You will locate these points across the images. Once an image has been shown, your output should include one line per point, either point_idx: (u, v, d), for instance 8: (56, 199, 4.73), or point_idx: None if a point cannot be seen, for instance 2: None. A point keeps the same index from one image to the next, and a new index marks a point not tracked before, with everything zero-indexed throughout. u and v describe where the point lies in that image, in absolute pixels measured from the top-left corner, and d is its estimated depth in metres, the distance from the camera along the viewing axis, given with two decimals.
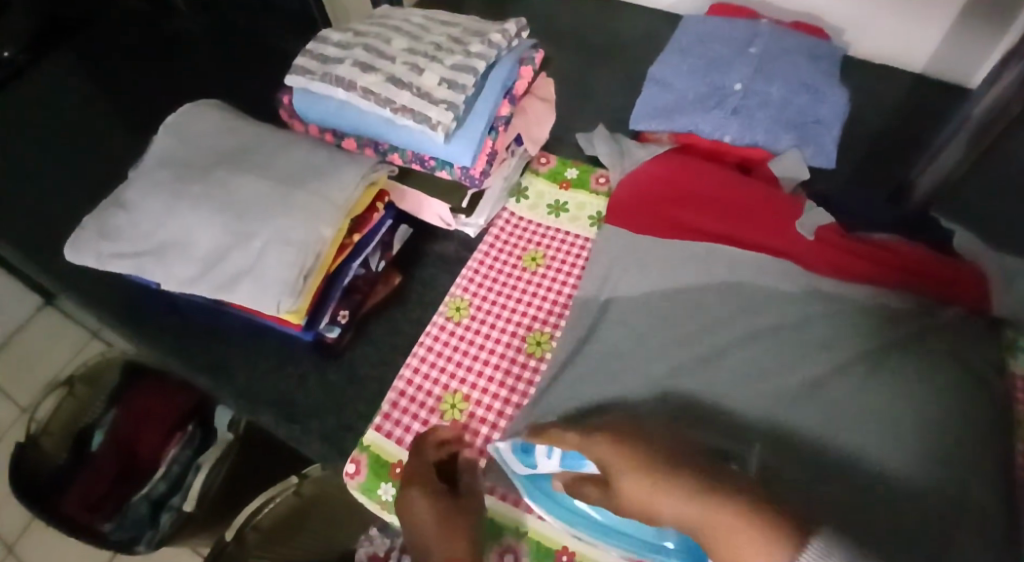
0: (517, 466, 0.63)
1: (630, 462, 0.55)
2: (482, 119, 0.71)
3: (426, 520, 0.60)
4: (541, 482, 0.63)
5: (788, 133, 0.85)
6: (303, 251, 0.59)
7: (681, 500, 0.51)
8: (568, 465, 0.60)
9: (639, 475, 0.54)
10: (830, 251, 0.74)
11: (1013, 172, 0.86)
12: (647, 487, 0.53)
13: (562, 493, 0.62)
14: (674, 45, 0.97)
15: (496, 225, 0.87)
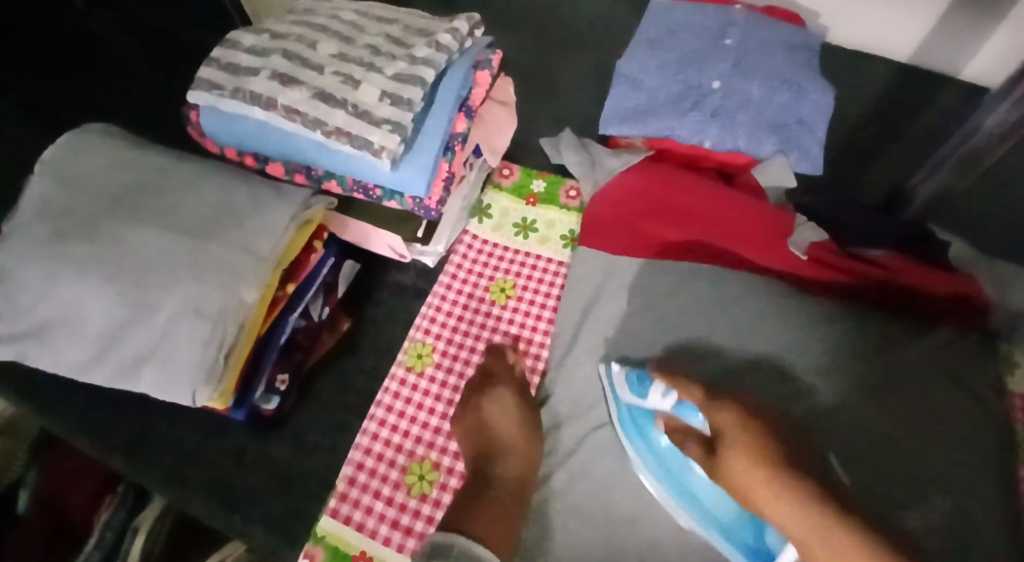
0: (625, 392, 0.59)
1: (751, 445, 0.49)
2: (434, 141, 0.60)
3: (496, 421, 0.62)
4: (640, 424, 0.58)
5: (773, 137, 0.78)
6: (222, 324, 0.50)
7: (777, 492, 0.47)
8: (679, 411, 0.56)
9: (750, 454, 0.49)
10: (830, 272, 0.66)
11: None
12: (755, 469, 0.48)
13: (658, 437, 0.57)
14: (641, 35, 0.85)
15: (457, 252, 0.77)
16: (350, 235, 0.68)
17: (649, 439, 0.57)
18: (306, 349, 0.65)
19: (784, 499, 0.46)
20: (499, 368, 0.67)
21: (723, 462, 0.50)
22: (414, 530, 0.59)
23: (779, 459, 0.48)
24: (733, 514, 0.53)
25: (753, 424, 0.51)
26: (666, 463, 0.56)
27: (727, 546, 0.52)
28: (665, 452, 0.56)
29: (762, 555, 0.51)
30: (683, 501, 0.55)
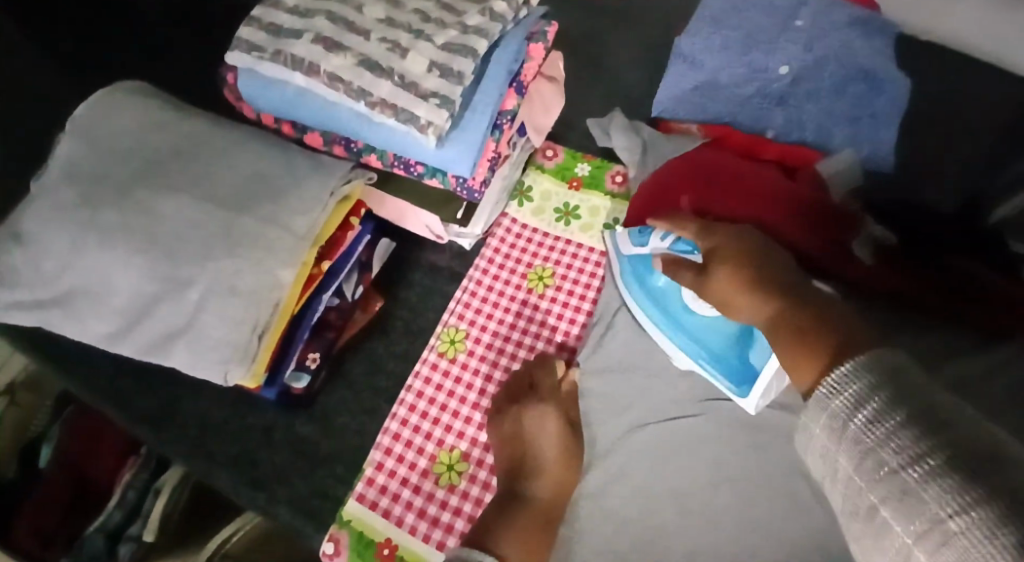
0: (627, 246, 0.61)
1: (739, 270, 0.48)
2: (483, 118, 0.56)
3: (539, 439, 0.56)
4: (641, 271, 0.60)
5: (843, 128, 0.72)
6: (256, 302, 0.47)
7: (761, 298, 0.47)
8: (675, 248, 0.55)
9: (738, 278, 0.48)
10: (897, 279, 0.61)
11: None
12: (740, 283, 0.48)
13: (657, 279, 0.59)
14: (704, 10, 0.81)
15: (496, 235, 0.73)
16: (386, 211, 0.65)
17: (647, 279, 0.59)
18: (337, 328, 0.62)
19: (761, 305, 0.47)
20: (544, 381, 0.61)
21: (712, 276, 0.49)
22: (441, 522, 0.56)
23: (767, 280, 0.47)
24: (723, 342, 0.56)
25: (745, 249, 0.49)
26: (661, 305, 0.59)
27: (714, 370, 0.57)
28: (660, 293, 0.59)
29: (746, 376, 0.55)
30: (677, 333, 0.58)
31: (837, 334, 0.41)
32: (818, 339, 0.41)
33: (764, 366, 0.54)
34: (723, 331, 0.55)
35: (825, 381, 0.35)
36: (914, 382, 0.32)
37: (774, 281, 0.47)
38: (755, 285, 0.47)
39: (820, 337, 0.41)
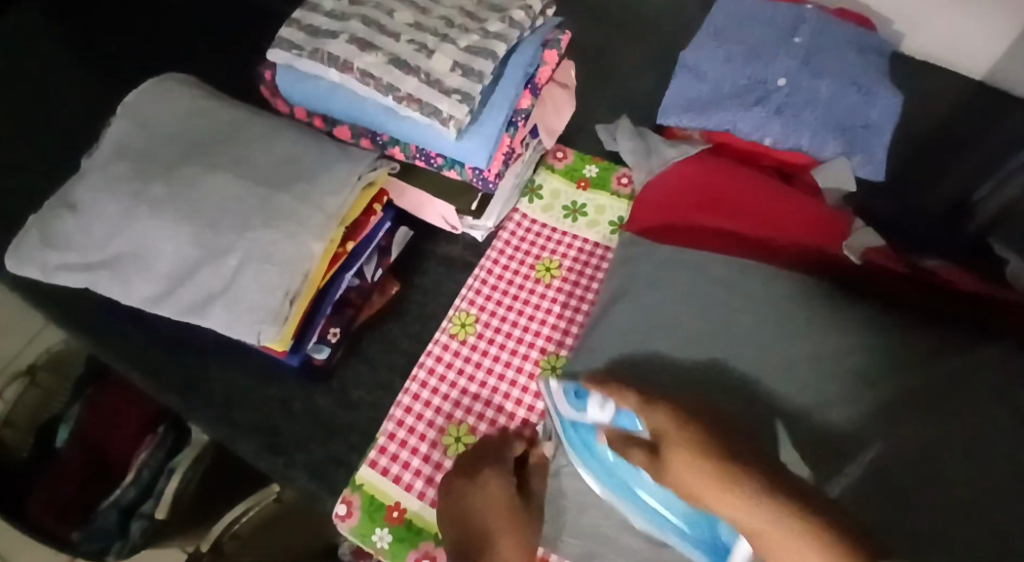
0: (564, 410, 0.56)
1: (695, 448, 0.44)
2: (499, 114, 0.61)
3: (489, 508, 0.53)
4: (582, 434, 0.55)
5: (837, 138, 0.76)
6: (289, 271, 0.51)
7: (735, 498, 0.40)
8: (618, 421, 0.52)
9: (697, 466, 0.42)
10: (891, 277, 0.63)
11: None
12: (699, 470, 0.42)
13: (603, 448, 0.53)
14: (709, 25, 0.86)
15: (506, 228, 0.78)
16: (405, 202, 0.70)
17: (590, 452, 0.53)
18: (356, 307, 0.67)
19: (746, 508, 0.39)
20: (502, 452, 0.58)
21: (668, 459, 0.45)
22: None
23: (732, 464, 0.42)
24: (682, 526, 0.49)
25: (694, 424, 0.46)
26: (613, 479, 0.52)
27: (675, 537, 0.49)
28: (613, 468, 0.52)
29: (717, 550, 0.47)
30: (634, 501, 0.51)
31: None
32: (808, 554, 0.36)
33: (735, 542, 0.47)
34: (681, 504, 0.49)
35: None
36: None
37: (740, 462, 0.42)
38: (732, 485, 0.40)
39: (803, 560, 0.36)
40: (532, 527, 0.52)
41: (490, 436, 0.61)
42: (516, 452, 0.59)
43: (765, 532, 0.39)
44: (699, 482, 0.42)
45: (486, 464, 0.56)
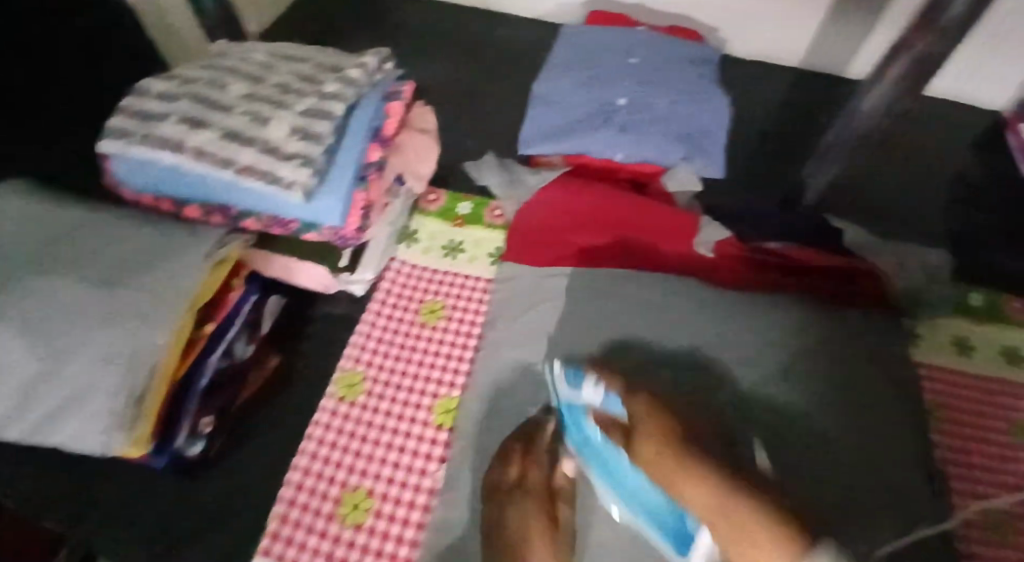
0: (563, 389, 0.60)
1: (659, 425, 0.48)
2: (347, 171, 0.62)
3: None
4: (576, 417, 0.58)
5: (680, 146, 0.82)
6: (133, 369, 0.51)
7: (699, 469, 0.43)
8: (607, 405, 0.54)
9: (663, 457, 0.46)
10: (734, 266, 0.73)
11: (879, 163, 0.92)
12: (664, 454, 0.46)
13: (588, 427, 0.56)
14: (552, 60, 0.92)
15: (386, 278, 0.78)
16: (273, 270, 0.69)
17: (582, 433, 0.58)
18: (232, 387, 0.64)
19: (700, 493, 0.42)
20: (504, 498, 0.57)
21: (637, 446, 0.49)
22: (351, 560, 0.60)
23: (688, 449, 0.45)
24: (659, 516, 0.53)
25: (663, 410, 0.49)
26: (602, 460, 0.56)
27: (650, 521, 0.54)
28: (597, 451, 0.56)
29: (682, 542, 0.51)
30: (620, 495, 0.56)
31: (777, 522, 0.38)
32: (740, 508, 0.39)
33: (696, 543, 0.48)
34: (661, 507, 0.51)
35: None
36: None
37: (692, 449, 0.45)
38: (685, 464, 0.44)
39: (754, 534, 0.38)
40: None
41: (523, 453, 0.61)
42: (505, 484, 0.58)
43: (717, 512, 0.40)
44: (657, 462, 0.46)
45: (515, 516, 0.55)
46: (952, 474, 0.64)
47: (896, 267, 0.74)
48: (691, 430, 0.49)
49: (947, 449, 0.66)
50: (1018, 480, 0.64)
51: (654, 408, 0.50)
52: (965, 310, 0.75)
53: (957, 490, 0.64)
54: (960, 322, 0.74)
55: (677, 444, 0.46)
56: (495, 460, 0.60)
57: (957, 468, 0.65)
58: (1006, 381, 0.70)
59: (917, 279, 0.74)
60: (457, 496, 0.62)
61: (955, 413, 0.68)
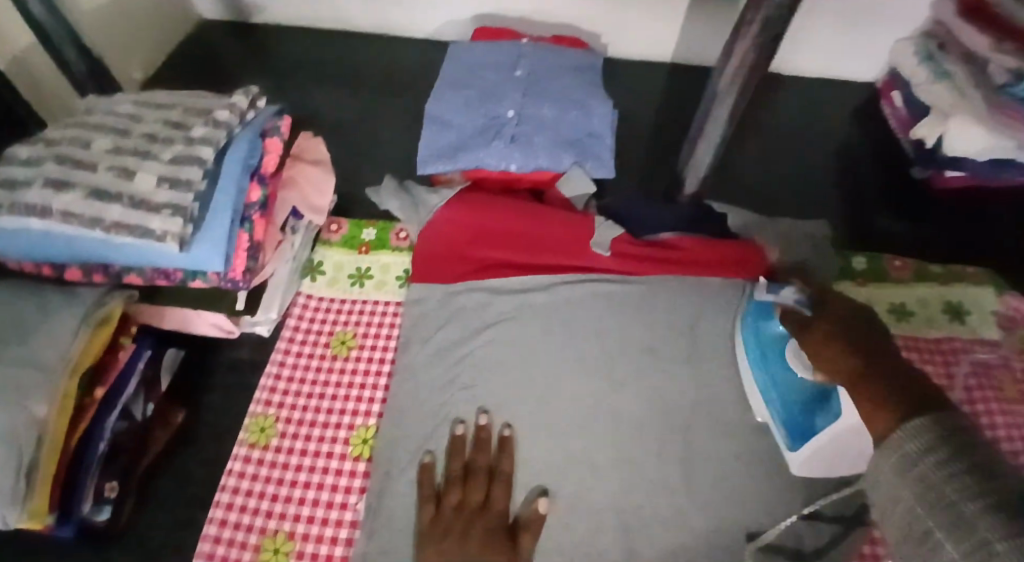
0: (747, 299, 0.64)
1: (829, 331, 0.46)
2: (225, 215, 0.62)
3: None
4: (761, 311, 0.61)
5: (569, 152, 0.85)
6: (13, 444, 0.49)
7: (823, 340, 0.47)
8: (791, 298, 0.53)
9: (824, 330, 0.47)
10: (631, 262, 0.78)
11: (759, 143, 1.00)
12: (803, 327, 0.50)
13: (769, 323, 0.61)
14: (445, 77, 0.93)
15: (292, 314, 0.77)
16: (169, 323, 0.69)
17: (762, 325, 0.62)
18: (134, 449, 0.63)
19: (822, 353, 0.47)
20: (470, 516, 0.62)
21: (811, 330, 0.48)
22: None
23: (833, 321, 0.47)
24: (796, 399, 0.60)
25: (811, 292, 0.52)
26: (760, 350, 0.62)
27: (781, 422, 0.62)
28: (768, 341, 0.61)
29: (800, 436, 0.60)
30: (766, 387, 0.63)
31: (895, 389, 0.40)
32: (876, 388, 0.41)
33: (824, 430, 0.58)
34: (807, 393, 0.58)
35: (897, 432, 0.37)
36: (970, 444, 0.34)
37: (848, 325, 0.47)
38: (841, 348, 0.45)
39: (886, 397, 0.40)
40: None
41: (485, 469, 0.66)
42: (476, 499, 0.63)
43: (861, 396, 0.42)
44: (823, 359, 0.46)
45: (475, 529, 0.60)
46: None
47: (778, 243, 0.80)
48: (862, 323, 0.46)
49: None
50: None
51: (854, 305, 0.49)
52: (851, 274, 0.81)
53: None
54: (848, 286, 0.79)
55: (852, 332, 0.46)
56: (452, 479, 0.65)
57: None
58: (896, 334, 0.76)
59: (803, 250, 0.79)
60: (381, 524, 0.62)
61: None
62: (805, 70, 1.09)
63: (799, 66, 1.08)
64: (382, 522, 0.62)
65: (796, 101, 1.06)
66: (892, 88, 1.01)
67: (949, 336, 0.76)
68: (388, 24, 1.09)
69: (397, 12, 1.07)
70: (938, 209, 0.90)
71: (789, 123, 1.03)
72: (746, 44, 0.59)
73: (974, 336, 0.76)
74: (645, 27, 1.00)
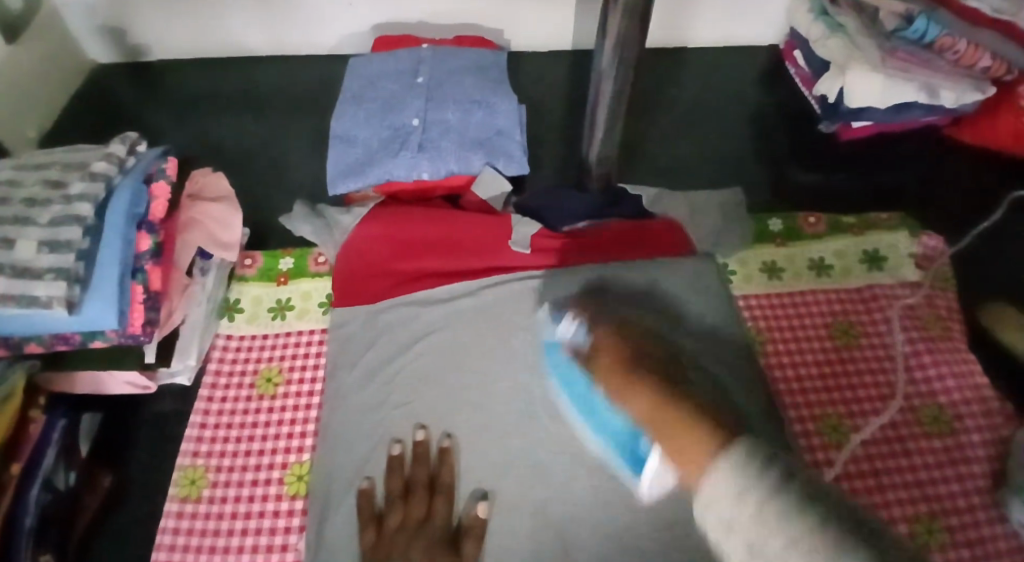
0: (546, 331, 0.68)
1: (614, 358, 0.49)
2: (111, 271, 0.60)
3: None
4: (554, 350, 0.67)
5: (479, 152, 0.84)
6: None
7: (638, 391, 0.43)
8: (574, 338, 0.61)
9: (615, 376, 0.46)
10: (551, 255, 0.77)
11: (669, 119, 1.02)
12: (618, 375, 0.46)
13: (575, 377, 0.65)
14: (346, 93, 0.91)
15: (213, 359, 0.76)
16: (81, 386, 0.68)
17: (559, 360, 0.66)
18: (64, 519, 0.62)
19: (639, 401, 0.42)
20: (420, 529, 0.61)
21: (597, 366, 0.50)
22: None
23: (636, 376, 0.45)
24: (625, 434, 0.60)
25: (623, 347, 0.50)
26: (572, 388, 0.65)
27: (609, 448, 0.61)
28: (569, 371, 0.65)
29: (638, 463, 0.59)
30: (592, 425, 0.63)
31: (705, 418, 0.37)
32: (680, 415, 0.38)
33: (649, 455, 0.58)
34: (624, 431, 0.59)
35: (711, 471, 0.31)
36: (799, 473, 0.29)
37: (648, 372, 0.45)
38: (628, 376, 0.45)
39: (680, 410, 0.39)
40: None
41: (425, 479, 0.65)
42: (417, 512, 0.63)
43: (656, 414, 0.40)
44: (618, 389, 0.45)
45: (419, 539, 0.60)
46: (785, 394, 0.70)
47: (694, 216, 0.80)
48: (642, 346, 0.50)
49: (777, 369, 0.72)
50: (843, 377, 0.71)
51: (623, 338, 0.52)
52: (765, 237, 0.83)
53: (791, 404, 0.70)
54: (764, 249, 0.82)
55: (633, 363, 0.47)
56: (388, 498, 0.63)
57: (788, 385, 0.71)
58: (817, 291, 0.78)
59: (718, 219, 0.80)
60: (324, 558, 0.61)
61: (779, 335, 0.75)
62: (705, 39, 1.11)
63: (698, 35, 1.10)
64: (325, 556, 0.61)
65: (700, 74, 1.08)
66: (794, 47, 1.02)
67: (868, 285, 0.78)
68: (288, 44, 1.06)
69: (295, 29, 1.04)
70: (845, 160, 0.95)
71: (697, 96, 1.06)
72: (617, 11, 0.60)
73: (894, 281, 0.78)
74: (541, 16, 1.01)
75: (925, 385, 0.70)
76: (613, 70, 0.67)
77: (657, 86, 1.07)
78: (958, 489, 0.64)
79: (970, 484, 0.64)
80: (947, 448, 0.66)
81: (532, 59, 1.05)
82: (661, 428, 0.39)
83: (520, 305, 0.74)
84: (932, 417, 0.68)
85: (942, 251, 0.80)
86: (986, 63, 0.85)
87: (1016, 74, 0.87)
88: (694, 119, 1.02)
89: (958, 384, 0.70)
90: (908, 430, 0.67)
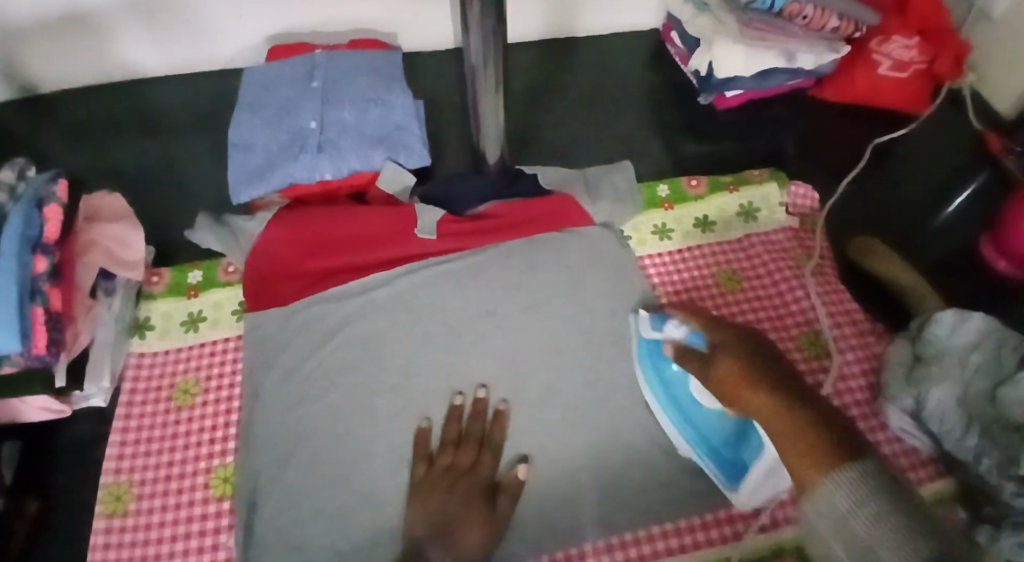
0: (648, 330, 0.71)
1: (734, 362, 0.58)
2: (8, 294, 0.59)
3: (435, 497, 0.62)
4: (655, 354, 0.70)
5: (379, 148, 0.87)
6: None
7: (770, 399, 0.53)
8: (686, 339, 0.65)
9: (736, 369, 0.57)
10: (456, 238, 0.80)
11: (562, 104, 1.08)
12: (739, 374, 0.57)
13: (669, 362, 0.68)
14: (241, 104, 0.92)
15: (127, 379, 0.75)
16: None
17: (660, 362, 0.69)
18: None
19: (768, 400, 0.54)
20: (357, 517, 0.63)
21: (717, 364, 0.59)
22: None
23: (760, 377, 0.56)
24: (722, 436, 0.65)
25: (739, 344, 0.60)
26: (669, 390, 0.68)
27: (706, 456, 0.66)
28: (669, 382, 0.68)
29: (736, 470, 0.65)
30: (687, 422, 0.67)
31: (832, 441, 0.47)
32: (815, 437, 0.48)
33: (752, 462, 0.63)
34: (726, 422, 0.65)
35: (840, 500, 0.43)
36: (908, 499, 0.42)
37: (764, 376, 0.56)
38: (752, 382, 0.55)
39: (802, 420, 0.50)
40: (462, 489, 0.63)
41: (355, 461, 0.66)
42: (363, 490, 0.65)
43: (784, 421, 0.51)
44: (731, 393, 0.57)
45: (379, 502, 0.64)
46: None
47: (587, 190, 0.86)
48: (766, 355, 0.59)
49: None
50: (732, 319, 0.78)
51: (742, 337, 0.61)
52: (655, 202, 0.89)
53: None
54: (655, 213, 0.88)
55: (755, 361, 0.58)
56: (316, 486, 0.65)
57: None
58: (703, 244, 0.85)
59: (609, 191, 0.86)
60: (257, 549, 0.63)
61: (672, 289, 0.82)
62: (588, 28, 1.17)
63: (582, 25, 1.16)
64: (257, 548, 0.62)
65: (588, 60, 1.14)
66: (671, 28, 1.09)
67: (748, 234, 0.86)
68: (185, 62, 1.06)
69: (188, 50, 1.04)
70: (725, 126, 1.03)
71: (587, 80, 1.11)
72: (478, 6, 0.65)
73: (769, 227, 0.86)
74: (428, 18, 1.05)
75: (802, 315, 0.78)
76: (487, 60, 0.71)
77: (548, 75, 1.12)
78: (839, 404, 0.72)
79: (849, 398, 0.72)
80: (824, 368, 0.74)
81: (425, 61, 1.09)
82: (778, 434, 0.51)
83: (430, 289, 0.77)
84: (809, 341, 0.76)
85: (808, 198, 0.89)
86: (834, 24, 0.94)
87: (864, 32, 0.97)
88: (585, 101, 1.08)
89: (831, 311, 0.78)
90: (789, 356, 0.75)
